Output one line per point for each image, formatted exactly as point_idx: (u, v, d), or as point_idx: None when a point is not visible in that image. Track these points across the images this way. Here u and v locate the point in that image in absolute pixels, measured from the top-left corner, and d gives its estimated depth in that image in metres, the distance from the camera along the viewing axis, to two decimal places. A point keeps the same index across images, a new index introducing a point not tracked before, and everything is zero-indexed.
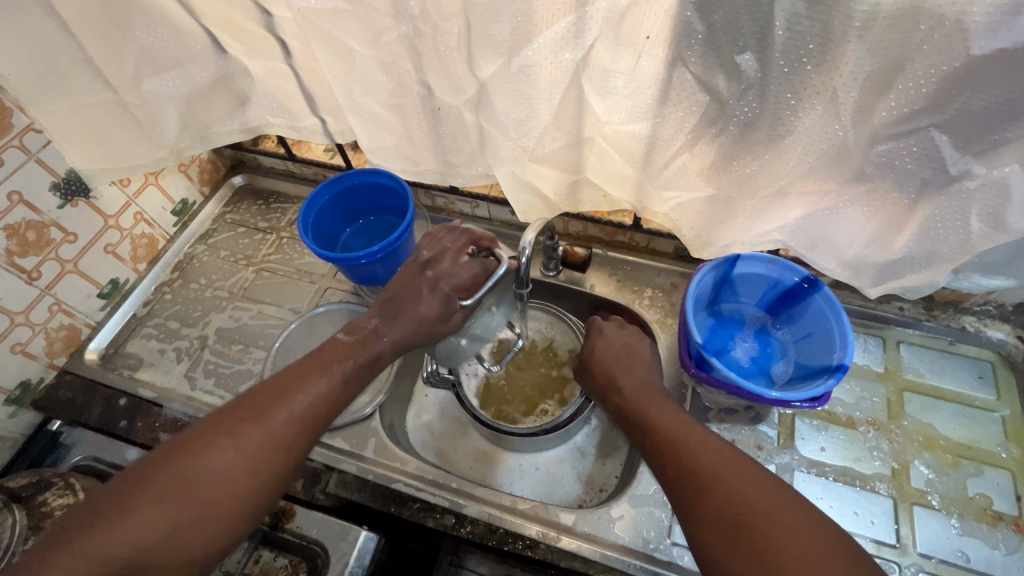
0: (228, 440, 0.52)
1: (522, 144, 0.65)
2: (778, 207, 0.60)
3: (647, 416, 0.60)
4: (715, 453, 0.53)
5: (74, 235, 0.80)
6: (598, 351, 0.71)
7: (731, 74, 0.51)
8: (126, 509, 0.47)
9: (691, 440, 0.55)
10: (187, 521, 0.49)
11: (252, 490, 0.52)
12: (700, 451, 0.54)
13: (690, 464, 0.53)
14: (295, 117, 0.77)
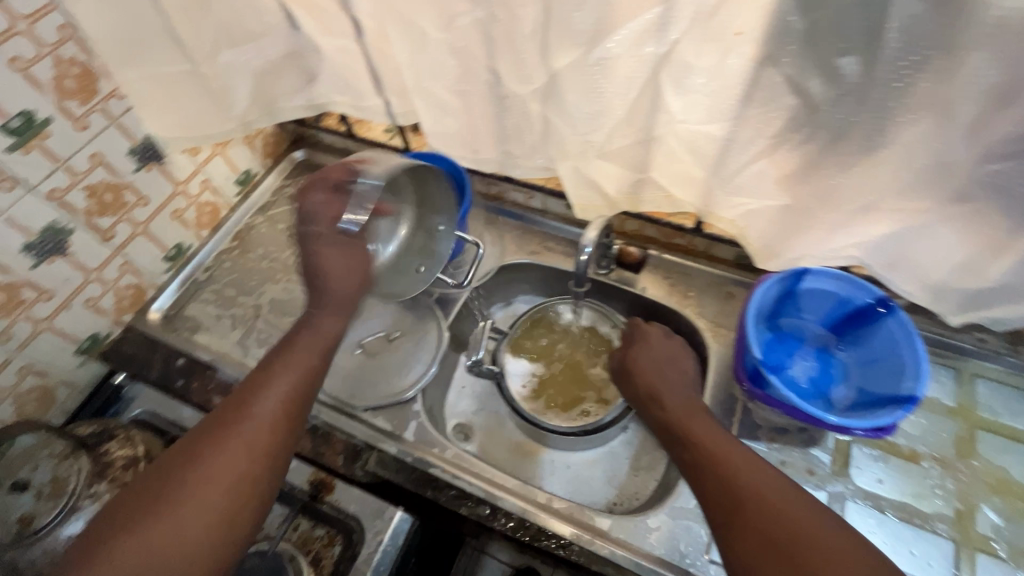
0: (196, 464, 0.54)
1: (590, 138, 0.63)
2: (861, 221, 0.57)
3: (688, 426, 0.59)
4: (757, 474, 0.53)
5: (146, 199, 0.83)
6: (642, 359, 0.68)
7: (829, 77, 0.47)
8: (114, 546, 0.49)
9: (733, 459, 0.54)
10: (180, 541, 0.50)
11: (233, 500, 0.53)
12: (741, 470, 0.53)
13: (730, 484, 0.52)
14: (361, 97, 0.77)
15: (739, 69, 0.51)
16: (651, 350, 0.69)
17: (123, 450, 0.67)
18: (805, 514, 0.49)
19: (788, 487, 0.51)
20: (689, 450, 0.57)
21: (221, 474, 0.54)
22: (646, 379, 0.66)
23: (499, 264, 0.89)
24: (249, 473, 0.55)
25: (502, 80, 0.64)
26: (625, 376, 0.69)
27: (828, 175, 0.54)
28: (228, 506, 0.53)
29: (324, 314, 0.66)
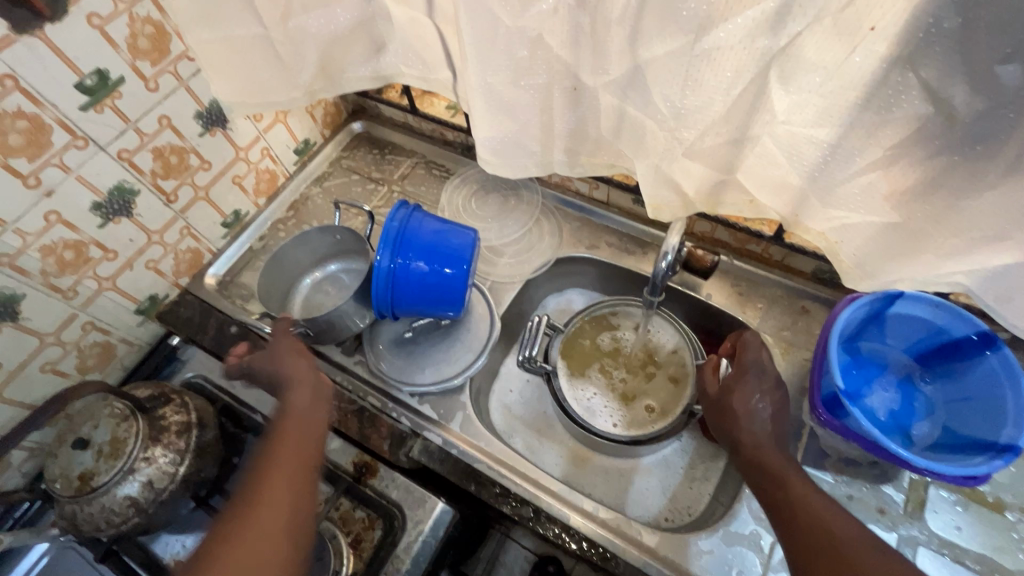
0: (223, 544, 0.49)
1: (677, 135, 0.58)
2: (984, 250, 0.50)
3: (782, 468, 0.56)
4: (852, 532, 0.50)
5: (209, 163, 0.82)
6: (744, 397, 0.61)
7: (980, 85, 0.41)
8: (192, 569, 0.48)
9: (827, 511, 0.52)
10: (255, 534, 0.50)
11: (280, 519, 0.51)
12: (837, 526, 0.51)
13: (822, 539, 0.50)
14: (430, 70, 0.74)
15: (866, 68, 0.45)
16: (759, 379, 0.62)
17: (178, 416, 0.67)
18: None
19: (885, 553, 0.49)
20: (779, 493, 0.54)
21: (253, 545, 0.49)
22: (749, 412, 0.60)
23: (557, 255, 0.86)
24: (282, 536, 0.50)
25: (575, 70, 0.59)
26: (724, 410, 0.62)
27: (951, 194, 0.48)
28: (277, 532, 0.51)
29: (313, 389, 0.64)
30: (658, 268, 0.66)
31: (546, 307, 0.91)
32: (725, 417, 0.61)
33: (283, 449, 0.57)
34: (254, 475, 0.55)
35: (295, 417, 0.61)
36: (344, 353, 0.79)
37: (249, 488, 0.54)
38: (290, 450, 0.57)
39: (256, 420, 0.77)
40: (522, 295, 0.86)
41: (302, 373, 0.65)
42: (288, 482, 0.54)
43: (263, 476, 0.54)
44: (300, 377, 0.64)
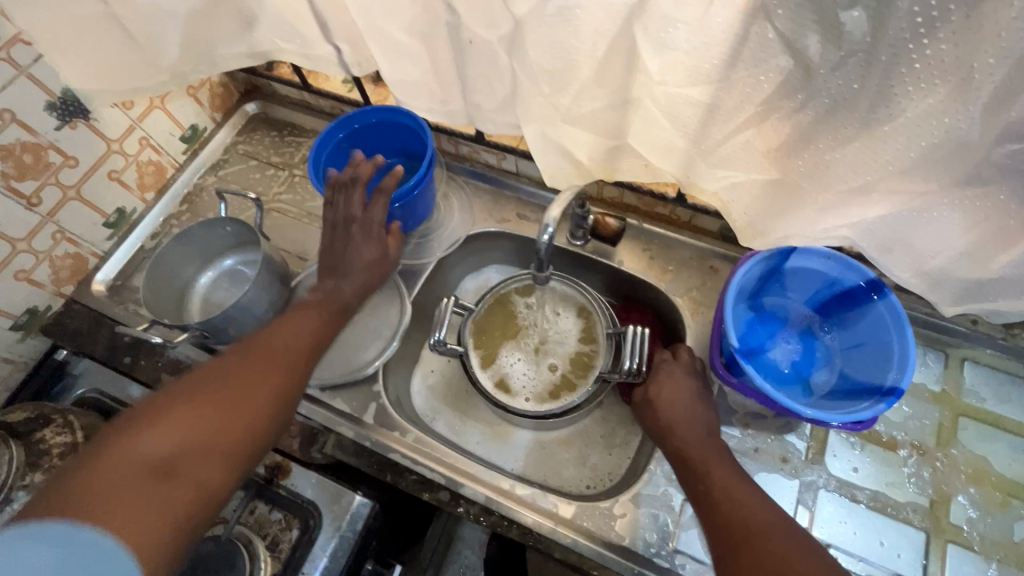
0: (217, 382, 0.54)
1: (554, 101, 0.55)
2: (857, 203, 0.50)
3: (706, 456, 0.56)
4: (767, 518, 0.50)
5: (75, 160, 0.75)
6: (672, 398, 0.61)
7: (830, 34, 0.39)
8: (170, 409, 0.50)
9: (745, 496, 0.52)
10: (232, 406, 0.53)
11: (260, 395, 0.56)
12: (750, 511, 0.51)
13: (733, 521, 0.50)
14: (309, 44, 0.69)
15: (725, 20, 0.42)
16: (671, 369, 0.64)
17: (60, 437, 0.63)
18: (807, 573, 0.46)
19: (799, 540, 0.48)
20: (698, 478, 0.55)
21: (249, 394, 0.55)
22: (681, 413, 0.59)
23: (468, 232, 0.83)
24: (274, 399, 0.57)
25: (463, 21, 0.56)
26: (652, 408, 0.61)
27: (819, 150, 0.47)
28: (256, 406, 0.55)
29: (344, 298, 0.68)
30: (541, 243, 0.63)
31: (465, 286, 0.89)
32: (655, 411, 0.61)
33: (296, 330, 0.63)
34: (260, 340, 0.61)
35: (327, 299, 0.67)
36: None
37: (253, 347, 0.60)
38: (300, 329, 0.63)
39: None
40: (436, 276, 0.84)
41: (367, 270, 0.69)
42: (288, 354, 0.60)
43: (268, 343, 0.60)
44: (360, 266, 0.68)
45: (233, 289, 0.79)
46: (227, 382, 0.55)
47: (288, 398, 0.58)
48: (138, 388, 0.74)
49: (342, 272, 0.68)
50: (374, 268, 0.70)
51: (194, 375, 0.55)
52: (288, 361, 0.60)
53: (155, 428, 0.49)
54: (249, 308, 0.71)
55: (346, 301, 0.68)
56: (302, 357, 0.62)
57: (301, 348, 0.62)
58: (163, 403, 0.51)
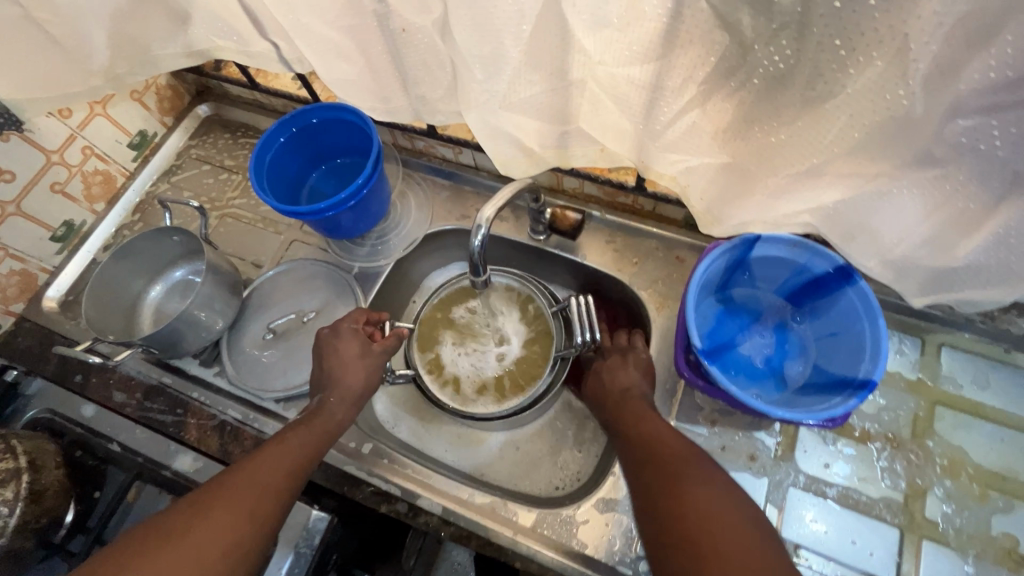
0: (184, 529, 0.46)
1: (491, 89, 0.52)
2: (811, 188, 0.46)
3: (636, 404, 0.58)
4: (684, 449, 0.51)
5: (11, 173, 0.72)
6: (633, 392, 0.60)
7: (760, 6, 0.36)
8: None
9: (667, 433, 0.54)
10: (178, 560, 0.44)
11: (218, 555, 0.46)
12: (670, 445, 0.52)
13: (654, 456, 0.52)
14: (246, 41, 0.66)
15: None
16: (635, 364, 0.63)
17: (1, 464, 0.61)
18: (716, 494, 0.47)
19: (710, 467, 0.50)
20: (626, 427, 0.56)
21: (206, 540, 0.46)
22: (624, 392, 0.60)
23: (426, 231, 0.80)
24: (234, 546, 0.47)
25: (393, 6, 0.53)
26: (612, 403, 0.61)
27: (765, 133, 0.44)
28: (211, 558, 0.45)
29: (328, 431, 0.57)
30: (473, 247, 0.59)
31: (429, 286, 0.86)
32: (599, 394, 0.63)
33: (277, 457, 0.53)
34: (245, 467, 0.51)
35: (320, 420, 0.57)
36: (203, 365, 0.74)
37: (232, 474, 0.51)
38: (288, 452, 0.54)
39: (112, 449, 0.70)
40: (396, 277, 0.81)
41: (357, 385, 0.60)
42: (272, 488, 0.51)
43: (250, 474, 0.51)
44: (354, 386, 0.60)
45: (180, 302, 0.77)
46: (192, 526, 0.46)
47: (254, 545, 0.48)
48: (89, 407, 0.73)
49: (337, 389, 0.59)
50: (359, 372, 0.60)
51: (178, 509, 0.48)
52: (265, 500, 0.50)
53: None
54: (197, 321, 0.69)
55: (340, 425, 0.58)
56: (283, 495, 0.51)
57: (285, 479, 0.52)
58: (139, 546, 0.45)
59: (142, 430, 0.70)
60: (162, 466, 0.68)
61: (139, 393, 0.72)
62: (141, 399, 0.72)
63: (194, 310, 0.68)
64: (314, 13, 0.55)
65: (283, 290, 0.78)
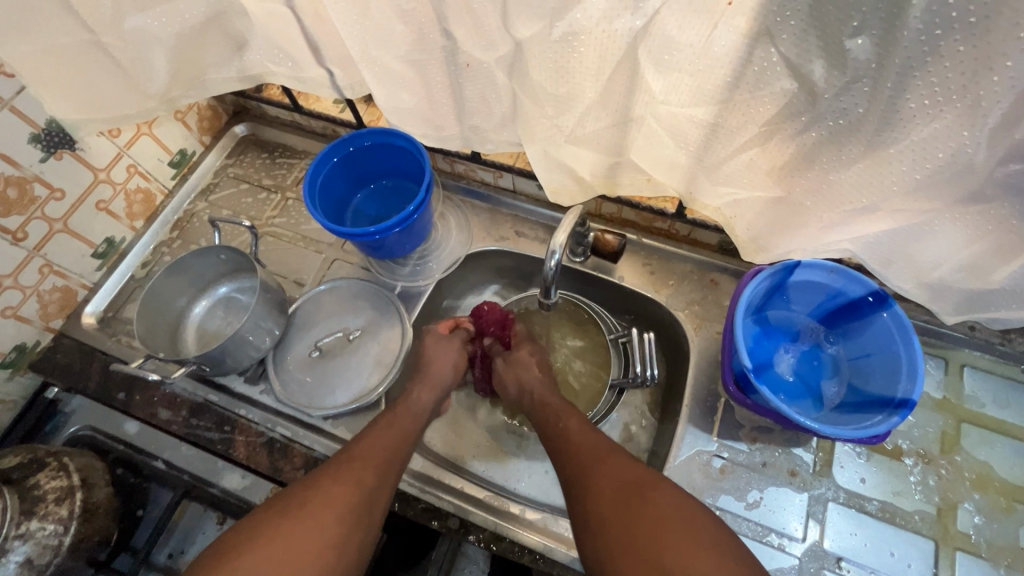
0: (309, 503, 0.50)
1: (558, 123, 0.55)
2: (860, 220, 0.50)
3: (608, 452, 0.56)
4: (676, 505, 0.49)
5: (61, 191, 0.73)
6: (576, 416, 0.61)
7: (834, 60, 0.40)
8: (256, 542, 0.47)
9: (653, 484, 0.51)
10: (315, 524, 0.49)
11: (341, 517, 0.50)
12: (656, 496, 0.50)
13: (632, 519, 0.49)
14: (301, 67, 0.67)
15: (730, 42, 0.42)
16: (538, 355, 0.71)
17: (56, 481, 0.61)
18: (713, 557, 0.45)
19: (700, 520, 0.48)
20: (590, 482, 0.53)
21: (331, 510, 0.50)
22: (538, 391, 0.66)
23: (467, 252, 0.82)
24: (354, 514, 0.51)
25: (462, 45, 0.55)
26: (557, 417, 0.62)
27: (823, 170, 0.48)
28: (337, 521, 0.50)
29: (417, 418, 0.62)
30: (548, 268, 0.63)
31: (466, 305, 0.87)
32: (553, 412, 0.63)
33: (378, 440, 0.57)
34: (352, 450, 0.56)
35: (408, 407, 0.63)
36: (249, 382, 0.75)
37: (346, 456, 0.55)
38: (389, 436, 0.58)
39: (157, 467, 0.72)
40: (436, 296, 0.83)
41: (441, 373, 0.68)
42: (381, 463, 0.55)
43: (357, 452, 0.55)
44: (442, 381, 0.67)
45: (223, 319, 0.78)
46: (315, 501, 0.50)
47: (369, 519, 0.52)
48: (133, 424, 0.73)
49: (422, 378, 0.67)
50: (444, 365, 0.68)
51: (300, 487, 0.52)
52: (373, 473, 0.54)
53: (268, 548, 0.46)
54: (248, 339, 0.70)
55: (420, 407, 0.63)
56: (387, 468, 0.55)
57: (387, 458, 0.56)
58: (271, 519, 0.49)
59: (187, 448, 0.71)
60: (209, 483, 0.70)
61: (184, 410, 0.72)
62: (186, 417, 0.71)
63: (247, 330, 0.69)
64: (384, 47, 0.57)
65: (326, 308, 0.80)
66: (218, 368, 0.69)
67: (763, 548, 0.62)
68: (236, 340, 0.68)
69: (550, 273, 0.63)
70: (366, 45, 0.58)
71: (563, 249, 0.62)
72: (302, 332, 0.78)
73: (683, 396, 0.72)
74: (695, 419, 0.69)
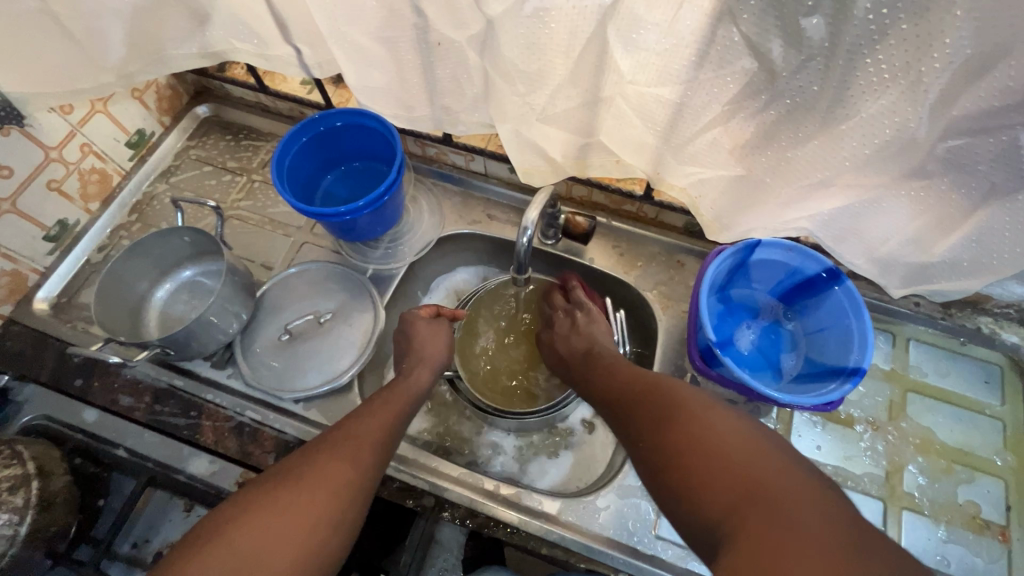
0: (306, 476, 0.50)
1: (529, 101, 0.56)
2: (816, 197, 0.53)
3: (653, 392, 0.53)
4: (719, 421, 0.47)
5: (8, 169, 0.69)
6: (611, 356, 0.63)
7: (791, 38, 0.42)
8: (253, 511, 0.47)
9: (687, 411, 0.49)
10: (313, 492, 0.49)
11: (332, 481, 0.50)
12: (698, 416, 0.48)
13: (689, 437, 0.46)
14: (267, 44, 0.65)
15: (693, 21, 0.44)
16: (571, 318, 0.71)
17: (9, 470, 0.59)
18: (774, 467, 0.42)
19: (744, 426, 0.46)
20: (630, 427, 0.53)
21: (327, 483, 0.50)
22: (584, 342, 0.67)
23: (439, 235, 0.82)
24: (347, 488, 0.50)
25: (432, 22, 0.55)
26: (600, 368, 0.61)
27: (781, 147, 0.50)
28: (333, 492, 0.49)
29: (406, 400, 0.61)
30: (520, 247, 0.63)
31: (437, 289, 0.87)
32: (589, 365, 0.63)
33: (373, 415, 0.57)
34: (344, 427, 0.56)
35: (405, 386, 0.63)
36: (216, 367, 0.73)
37: (341, 431, 0.55)
38: (386, 414, 0.58)
39: (119, 455, 0.69)
40: (409, 280, 0.82)
41: (430, 349, 0.68)
42: (376, 439, 0.55)
43: (350, 429, 0.55)
44: (426, 358, 0.67)
45: (188, 303, 0.76)
46: (307, 471, 0.50)
47: (364, 487, 0.51)
48: (91, 412, 0.70)
49: (414, 353, 0.67)
50: (438, 342, 0.69)
51: (294, 458, 0.52)
52: (369, 452, 0.53)
53: (264, 514, 0.46)
54: (213, 321, 0.68)
55: (416, 385, 0.64)
56: (381, 445, 0.55)
57: (382, 433, 0.56)
58: (264, 491, 0.49)
59: (151, 435, 0.69)
60: (175, 470, 0.68)
61: (147, 396, 0.70)
62: (150, 403, 0.69)
63: (214, 311, 0.67)
64: (355, 22, 0.56)
65: (294, 293, 0.79)
66: (183, 352, 0.67)
67: None
68: (201, 321, 0.66)
69: (520, 250, 0.64)
70: (335, 20, 0.57)
71: (536, 226, 0.63)
72: (270, 316, 0.77)
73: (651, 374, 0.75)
74: None
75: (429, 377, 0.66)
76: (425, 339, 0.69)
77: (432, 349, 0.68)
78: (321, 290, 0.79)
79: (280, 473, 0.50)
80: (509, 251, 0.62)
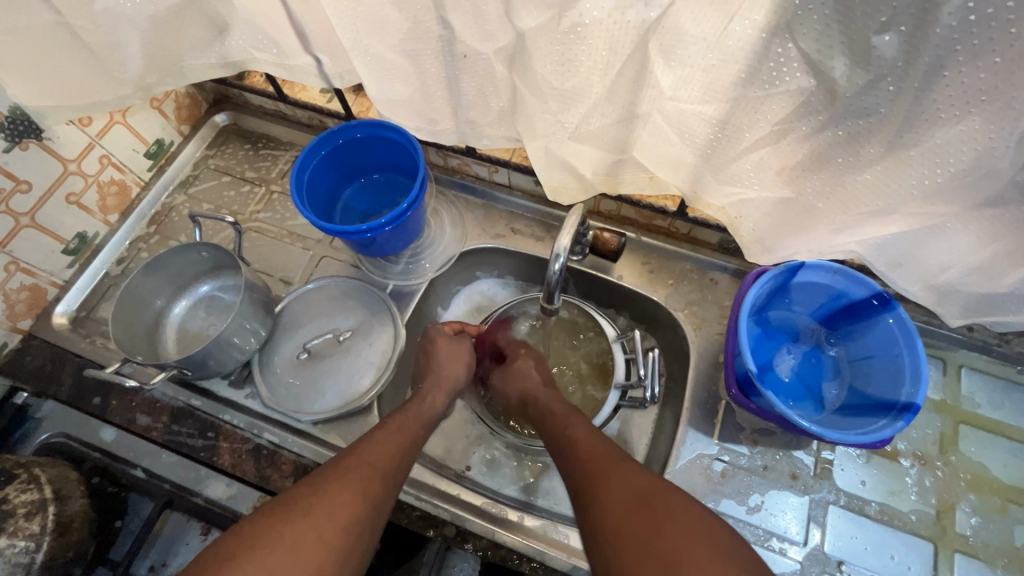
0: (315, 506, 0.48)
1: (562, 118, 0.53)
2: (873, 224, 0.49)
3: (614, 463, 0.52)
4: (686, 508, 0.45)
5: (27, 183, 0.68)
6: (586, 425, 0.58)
7: (858, 58, 0.38)
8: (257, 544, 0.44)
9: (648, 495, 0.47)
10: (325, 532, 0.46)
11: (339, 514, 0.48)
12: (669, 502, 0.46)
13: (648, 536, 0.44)
14: (286, 54, 0.63)
15: (745, 33, 0.39)
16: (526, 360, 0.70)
17: (26, 495, 0.58)
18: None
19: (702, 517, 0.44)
20: (603, 499, 0.48)
21: (333, 516, 0.47)
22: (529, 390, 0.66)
23: (461, 249, 0.79)
24: (357, 523, 0.48)
25: (459, 34, 0.52)
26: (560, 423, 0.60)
27: (837, 169, 0.46)
28: (338, 527, 0.47)
29: (413, 423, 0.59)
30: (552, 272, 0.60)
31: (458, 306, 0.84)
32: (570, 446, 0.56)
33: (377, 441, 0.55)
34: (353, 454, 0.53)
35: (420, 408, 0.61)
36: (233, 386, 0.71)
37: (348, 457, 0.53)
38: (394, 436, 0.56)
39: (136, 475, 0.68)
40: (429, 296, 0.80)
41: (450, 375, 0.66)
42: (384, 471, 0.53)
43: (360, 456, 0.53)
44: (445, 380, 0.65)
45: (206, 319, 0.74)
46: (317, 502, 0.48)
47: (371, 521, 0.50)
48: (110, 430, 0.69)
49: (432, 377, 0.65)
50: (456, 370, 0.66)
51: (294, 487, 0.50)
52: (378, 481, 0.51)
53: (268, 554, 0.44)
54: (231, 341, 0.66)
55: (432, 410, 0.62)
56: (391, 476, 0.53)
57: (392, 460, 0.54)
58: (267, 525, 0.46)
59: (169, 455, 0.68)
60: (193, 493, 0.66)
61: (165, 416, 0.68)
62: (167, 423, 0.68)
63: (231, 331, 0.65)
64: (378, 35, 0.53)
65: (313, 308, 0.77)
66: (201, 372, 0.66)
67: (765, 553, 0.62)
68: (219, 342, 0.64)
69: (550, 276, 0.61)
70: (359, 34, 0.54)
71: (566, 250, 0.59)
72: (288, 332, 0.75)
73: (682, 401, 0.71)
74: (696, 422, 0.68)
75: (441, 399, 0.64)
76: (446, 363, 0.66)
77: (451, 372, 0.66)
78: (338, 308, 0.76)
79: (283, 500, 0.48)
80: (540, 275, 0.59)
